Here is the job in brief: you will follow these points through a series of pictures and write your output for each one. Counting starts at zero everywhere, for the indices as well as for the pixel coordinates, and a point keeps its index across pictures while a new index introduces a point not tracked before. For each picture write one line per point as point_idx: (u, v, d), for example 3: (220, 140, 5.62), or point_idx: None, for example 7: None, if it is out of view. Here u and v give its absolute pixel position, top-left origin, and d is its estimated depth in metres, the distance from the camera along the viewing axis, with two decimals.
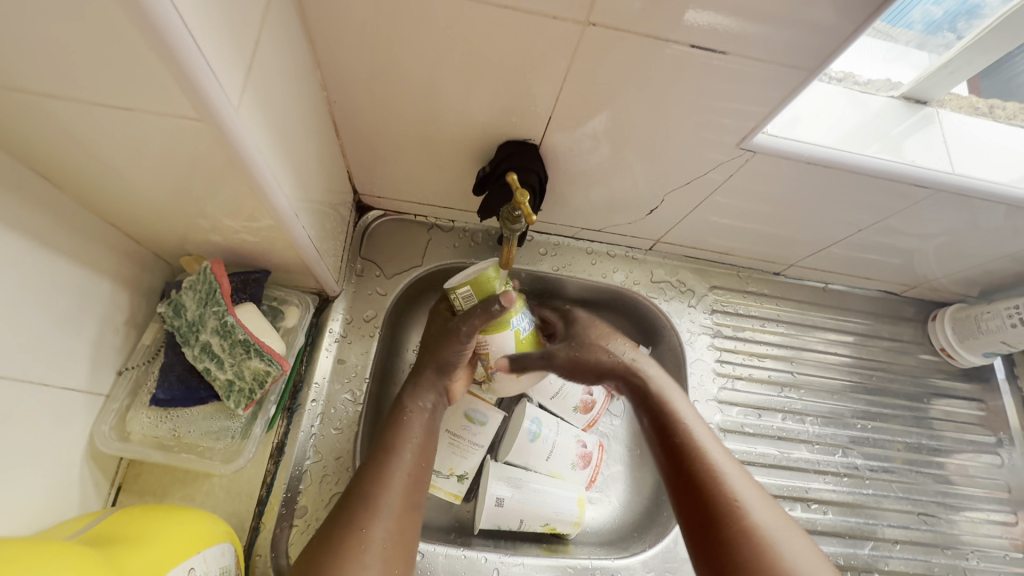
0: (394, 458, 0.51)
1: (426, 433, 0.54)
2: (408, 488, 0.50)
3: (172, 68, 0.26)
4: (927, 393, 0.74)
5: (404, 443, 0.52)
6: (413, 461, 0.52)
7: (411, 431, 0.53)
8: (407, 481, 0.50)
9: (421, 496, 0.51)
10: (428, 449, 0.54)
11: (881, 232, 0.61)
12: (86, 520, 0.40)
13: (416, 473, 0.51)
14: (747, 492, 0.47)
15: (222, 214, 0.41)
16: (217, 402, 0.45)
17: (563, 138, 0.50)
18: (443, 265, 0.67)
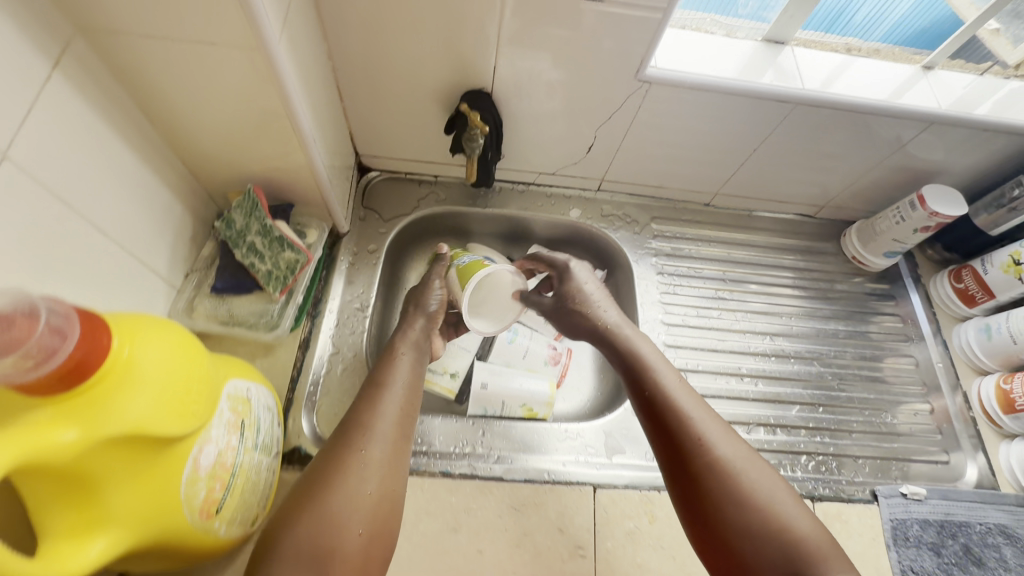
0: (383, 400, 0.56)
1: (410, 377, 0.60)
2: (395, 425, 0.55)
3: (242, 7, 0.42)
4: (844, 294, 0.87)
5: (390, 385, 0.58)
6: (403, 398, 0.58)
7: (401, 377, 0.59)
8: (398, 417, 0.56)
9: (411, 431, 0.56)
10: (413, 393, 0.60)
11: (773, 151, 0.76)
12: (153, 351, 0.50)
13: (400, 417, 0.56)
14: (738, 462, 0.51)
15: (264, 141, 0.57)
16: (259, 291, 0.61)
17: (509, 86, 0.66)
18: (430, 211, 0.82)
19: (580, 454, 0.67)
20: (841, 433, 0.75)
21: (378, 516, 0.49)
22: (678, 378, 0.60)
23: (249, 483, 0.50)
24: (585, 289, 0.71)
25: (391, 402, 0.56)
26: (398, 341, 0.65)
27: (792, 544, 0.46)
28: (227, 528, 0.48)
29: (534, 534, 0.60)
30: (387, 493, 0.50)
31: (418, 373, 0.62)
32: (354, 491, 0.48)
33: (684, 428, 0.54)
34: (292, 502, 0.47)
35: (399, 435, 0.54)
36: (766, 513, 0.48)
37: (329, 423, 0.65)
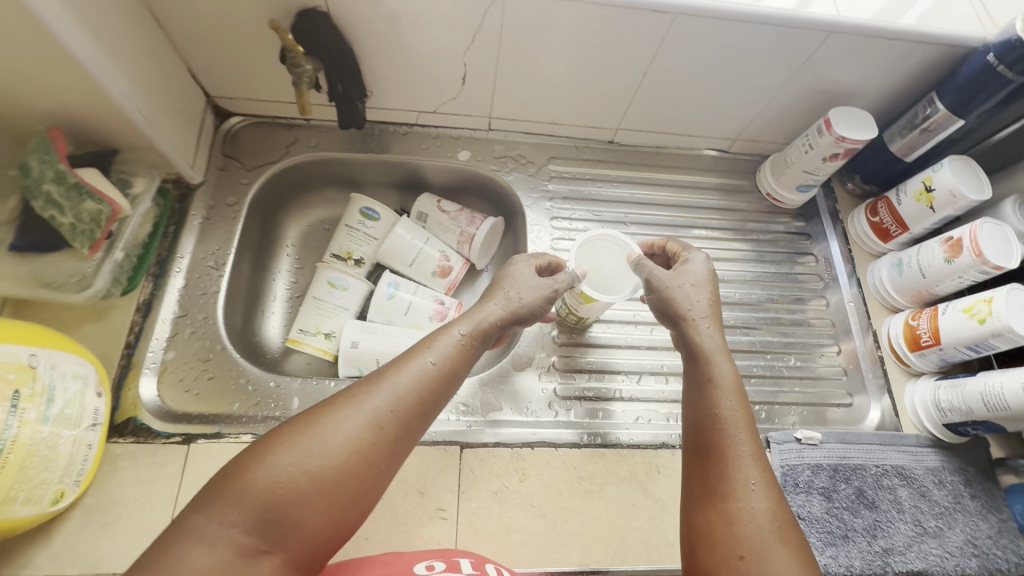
0: (407, 383, 0.44)
1: (457, 361, 0.48)
2: (423, 400, 0.44)
3: None
4: (758, 234, 0.82)
5: (426, 358, 0.46)
6: (423, 399, 0.44)
7: (439, 369, 0.46)
8: (412, 421, 0.43)
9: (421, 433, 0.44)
10: (457, 377, 0.48)
11: (666, 75, 0.69)
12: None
13: (428, 394, 0.44)
14: (761, 523, 0.42)
15: (40, 72, 0.49)
16: (70, 249, 0.55)
17: (349, 3, 0.57)
18: (301, 160, 0.75)
19: (450, 412, 0.62)
20: (742, 380, 0.70)
21: (362, 500, 0.40)
22: (737, 377, 0.50)
23: (35, 459, 0.45)
24: (697, 274, 0.57)
25: (424, 376, 0.45)
26: (460, 321, 0.51)
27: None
28: (5, 508, 0.43)
29: (390, 498, 0.56)
30: (372, 487, 0.40)
31: (471, 360, 0.50)
32: (352, 451, 0.39)
33: (729, 438, 0.46)
34: (288, 427, 0.40)
35: (426, 415, 0.44)
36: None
37: (172, 392, 0.59)
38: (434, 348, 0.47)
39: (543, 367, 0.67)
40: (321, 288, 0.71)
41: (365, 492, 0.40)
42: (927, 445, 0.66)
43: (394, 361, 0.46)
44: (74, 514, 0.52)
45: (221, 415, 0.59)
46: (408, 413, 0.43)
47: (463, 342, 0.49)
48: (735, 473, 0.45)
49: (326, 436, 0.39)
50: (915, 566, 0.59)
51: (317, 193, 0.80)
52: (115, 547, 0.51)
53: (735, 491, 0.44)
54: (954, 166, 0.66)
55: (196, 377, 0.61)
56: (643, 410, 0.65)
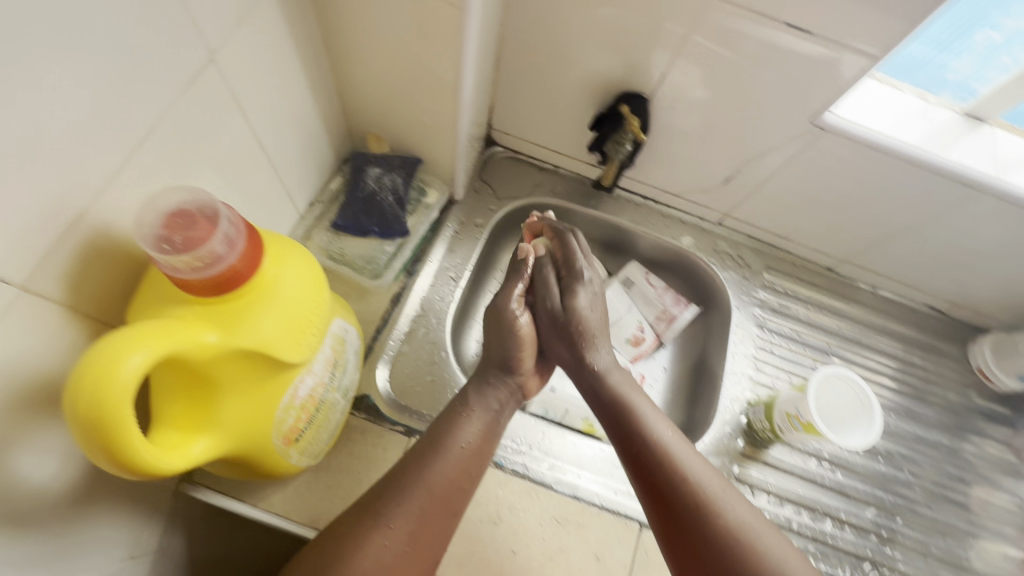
0: (437, 459, 0.55)
1: (478, 435, 0.58)
2: (447, 485, 0.54)
3: None
4: (955, 405, 0.79)
5: (449, 447, 0.56)
6: (455, 468, 0.55)
7: (458, 441, 0.56)
8: (442, 485, 0.53)
9: (459, 491, 0.55)
10: (478, 449, 0.58)
11: (927, 233, 0.69)
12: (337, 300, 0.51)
13: (460, 476, 0.55)
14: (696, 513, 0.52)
15: (421, 96, 0.57)
16: (373, 238, 0.62)
17: (668, 96, 0.63)
18: (541, 201, 0.81)
19: None
20: (916, 553, 0.68)
21: (417, 558, 0.50)
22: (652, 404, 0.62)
23: (325, 420, 0.51)
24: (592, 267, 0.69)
25: (448, 461, 0.55)
26: (472, 396, 0.61)
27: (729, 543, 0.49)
28: (298, 458, 0.49)
29: (568, 552, 0.59)
30: (426, 542, 0.51)
31: (492, 432, 0.60)
32: (399, 533, 0.50)
33: (638, 443, 0.57)
34: (347, 524, 0.50)
35: (463, 473, 0.55)
36: (728, 529, 0.50)
37: (399, 380, 0.66)
38: (461, 430, 0.57)
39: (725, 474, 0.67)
40: None
41: (429, 537, 0.51)
42: None
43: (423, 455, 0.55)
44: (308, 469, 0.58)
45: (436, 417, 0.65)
46: (440, 491, 0.53)
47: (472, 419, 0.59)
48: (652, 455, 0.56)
49: (367, 536, 0.49)
50: None
51: None
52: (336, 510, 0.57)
53: (657, 466, 0.55)
54: None
55: (420, 375, 0.67)
56: (813, 550, 0.65)
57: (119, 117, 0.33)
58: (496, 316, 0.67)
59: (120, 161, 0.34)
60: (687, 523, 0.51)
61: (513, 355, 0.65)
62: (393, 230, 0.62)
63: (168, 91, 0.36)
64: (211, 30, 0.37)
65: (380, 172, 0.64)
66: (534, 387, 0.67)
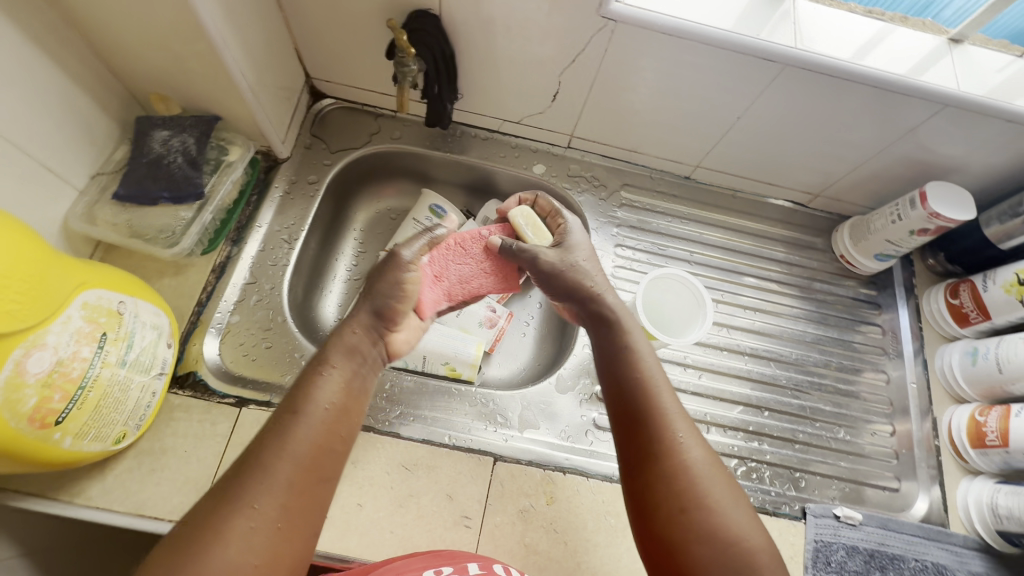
0: (296, 425, 0.47)
1: (340, 393, 0.51)
2: (313, 450, 0.47)
3: None
4: (822, 295, 0.79)
5: (311, 408, 0.49)
6: (320, 429, 0.48)
7: (319, 399, 0.50)
8: (308, 450, 0.47)
9: (333, 448, 0.48)
10: (345, 408, 0.51)
11: (761, 121, 0.67)
12: (96, 274, 0.47)
13: (327, 440, 0.48)
14: (677, 467, 0.44)
15: (174, 40, 0.52)
16: (166, 205, 0.57)
17: (459, 11, 0.59)
18: (383, 149, 0.77)
19: (489, 423, 0.63)
20: (785, 443, 0.68)
21: (296, 531, 0.44)
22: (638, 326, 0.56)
23: (108, 400, 0.47)
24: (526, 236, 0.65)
25: (311, 424, 0.48)
26: (330, 352, 0.54)
27: (679, 477, 0.44)
28: (77, 442, 0.46)
29: (418, 496, 0.57)
30: (299, 516, 0.44)
31: (357, 387, 0.53)
32: (268, 511, 0.43)
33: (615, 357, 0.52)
34: (198, 518, 0.41)
35: (334, 436, 0.49)
36: (685, 465, 0.44)
37: (232, 353, 0.62)
38: (321, 390, 0.50)
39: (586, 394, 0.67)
40: None
41: (309, 505, 0.45)
42: (974, 550, 0.62)
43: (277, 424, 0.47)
44: (127, 456, 0.54)
45: (273, 384, 0.61)
46: (309, 456, 0.46)
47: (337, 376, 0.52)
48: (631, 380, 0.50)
49: (229, 522, 0.41)
50: None
51: (391, 182, 0.82)
52: (162, 493, 0.54)
53: (643, 429, 0.47)
54: None
55: (255, 344, 0.63)
56: None
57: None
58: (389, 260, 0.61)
59: None
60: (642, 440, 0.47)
61: (388, 306, 0.60)
62: (185, 194, 0.57)
63: None
64: None
65: (168, 135, 0.59)
66: (400, 345, 0.61)
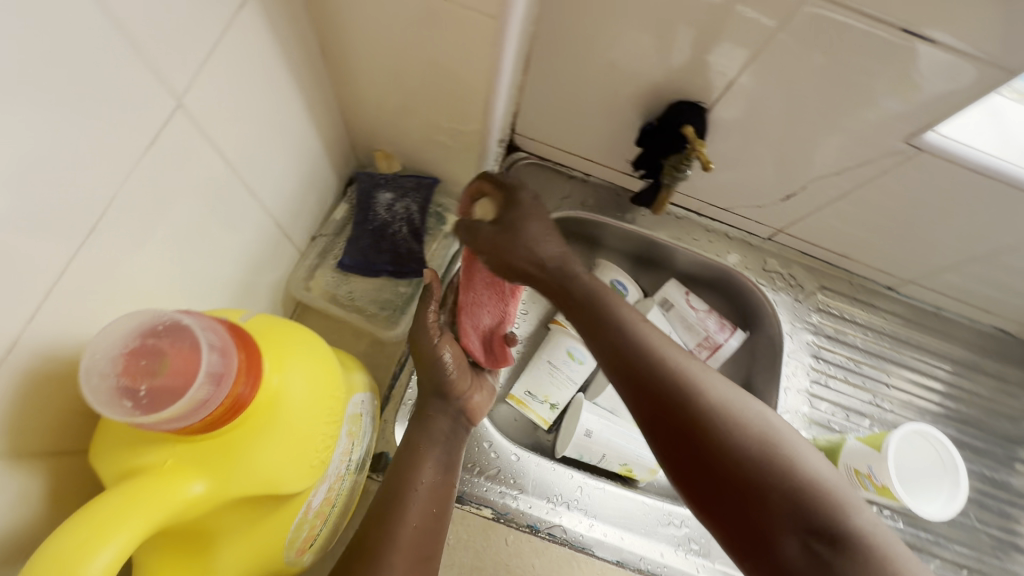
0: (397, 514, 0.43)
1: (431, 482, 0.46)
2: (416, 539, 0.43)
3: None
4: (1016, 435, 0.73)
5: (409, 494, 0.44)
6: (420, 511, 0.44)
7: (415, 486, 0.45)
8: (413, 535, 0.43)
9: (437, 533, 0.45)
10: (443, 496, 0.46)
11: (1018, 260, 0.60)
12: (352, 375, 0.44)
13: (423, 521, 0.44)
14: (737, 443, 0.41)
15: (442, 113, 0.47)
16: (385, 278, 0.54)
17: (732, 107, 0.53)
18: (572, 215, 0.72)
19: (681, 547, 0.59)
20: None
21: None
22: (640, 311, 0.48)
23: (343, 509, 0.44)
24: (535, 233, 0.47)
25: (417, 510, 0.44)
26: (413, 435, 0.48)
27: (742, 459, 0.40)
28: (313, 558, 0.42)
29: None
30: None
31: (447, 468, 0.48)
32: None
33: (661, 370, 0.43)
34: None
35: (432, 514, 0.45)
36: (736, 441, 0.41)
37: None
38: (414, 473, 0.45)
39: None
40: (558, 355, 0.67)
41: None
42: None
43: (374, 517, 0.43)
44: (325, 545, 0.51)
45: (463, 474, 0.58)
46: (413, 541, 0.42)
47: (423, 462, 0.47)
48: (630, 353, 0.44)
49: None
50: None
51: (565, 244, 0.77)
52: None
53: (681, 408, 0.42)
54: None
55: None
56: None
57: (36, 203, 0.24)
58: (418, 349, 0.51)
59: (66, 253, 0.26)
60: (732, 475, 0.40)
61: (441, 382, 0.50)
62: (408, 269, 0.54)
63: (120, 157, 0.28)
64: (167, 65, 0.28)
65: (392, 197, 0.55)
66: (482, 406, 0.52)
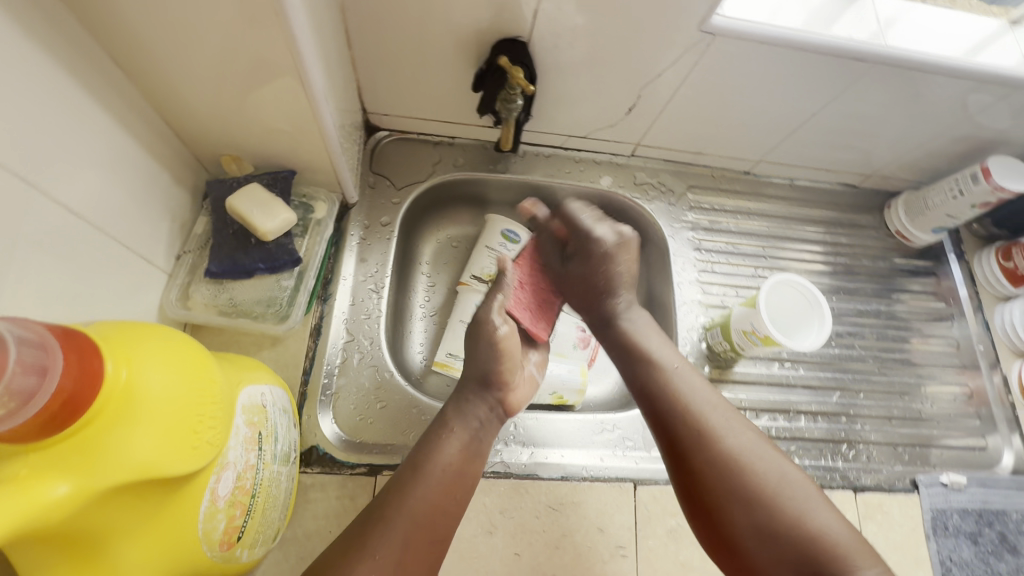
0: (416, 485, 0.49)
1: (457, 457, 0.52)
2: (432, 519, 0.48)
3: None
4: (882, 270, 0.82)
5: (431, 469, 0.50)
6: (438, 491, 0.49)
7: (439, 461, 0.51)
8: (425, 511, 0.48)
9: (450, 513, 0.50)
10: (464, 475, 0.52)
11: (832, 117, 0.68)
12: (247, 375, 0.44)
13: (441, 502, 0.49)
14: (735, 463, 0.50)
15: (268, 102, 0.48)
16: (262, 275, 0.54)
17: (547, 36, 0.56)
18: (447, 179, 0.74)
19: (617, 448, 0.63)
20: (881, 419, 0.72)
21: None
22: (681, 362, 0.58)
23: (270, 499, 0.44)
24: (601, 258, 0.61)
25: (430, 485, 0.49)
26: (450, 415, 0.55)
27: (721, 478, 0.49)
28: (250, 551, 0.43)
29: (573, 535, 0.56)
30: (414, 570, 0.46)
31: (473, 451, 0.54)
32: (387, 563, 0.44)
33: (669, 406, 0.54)
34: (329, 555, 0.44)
35: (452, 495, 0.50)
36: (727, 459, 0.50)
37: (347, 420, 0.59)
38: (439, 451, 0.51)
39: None
40: (468, 312, 0.72)
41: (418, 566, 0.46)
42: None
43: (398, 484, 0.49)
44: (274, 548, 0.51)
45: (399, 445, 0.58)
46: (427, 517, 0.48)
47: (449, 440, 0.53)
48: (667, 401, 0.54)
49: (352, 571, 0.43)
50: None
51: (452, 211, 0.80)
52: None
53: (685, 439, 0.52)
54: None
55: (368, 406, 0.60)
56: (796, 449, 0.67)
57: None
58: (475, 325, 0.60)
59: None
60: (715, 494, 0.49)
61: (489, 367, 0.57)
62: (282, 262, 0.54)
63: None
64: None
65: None
66: (517, 400, 0.59)
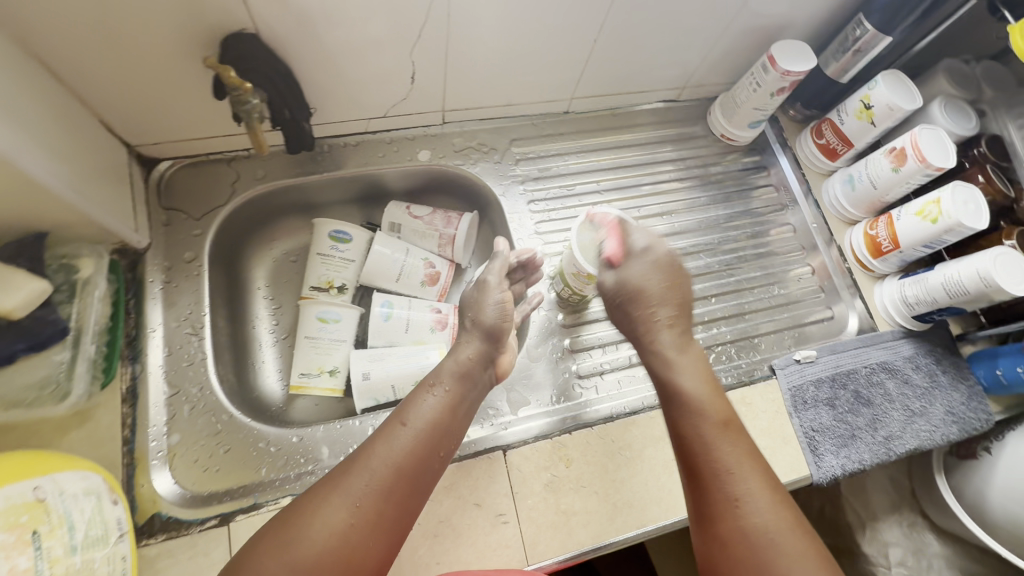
0: (402, 435, 0.49)
1: (441, 411, 0.52)
2: (414, 478, 0.48)
3: None
4: (717, 175, 0.85)
5: (416, 421, 0.51)
6: (423, 447, 0.49)
7: (429, 417, 0.51)
8: (409, 467, 0.48)
9: (434, 471, 0.50)
10: (446, 432, 0.52)
11: (616, 39, 0.68)
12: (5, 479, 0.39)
13: (427, 453, 0.49)
14: (756, 532, 0.44)
15: None
16: (27, 357, 0.51)
17: (274, 21, 0.52)
18: (252, 194, 0.69)
19: (483, 420, 0.63)
20: (737, 318, 0.76)
21: (379, 547, 0.44)
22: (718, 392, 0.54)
23: None
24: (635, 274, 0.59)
25: (416, 436, 0.49)
26: (462, 360, 0.57)
27: (747, 549, 0.44)
28: None
29: (450, 518, 0.56)
30: (387, 530, 0.45)
31: (460, 410, 0.54)
32: (363, 512, 0.44)
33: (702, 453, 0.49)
34: (311, 493, 0.45)
35: (429, 453, 0.50)
36: (748, 525, 0.44)
37: (191, 478, 0.55)
38: (422, 404, 0.52)
39: (558, 351, 0.69)
40: (311, 326, 0.67)
41: (398, 517, 0.46)
42: (900, 337, 0.73)
43: (377, 434, 0.49)
44: None
45: (250, 484, 0.55)
46: (411, 469, 0.48)
47: (438, 399, 0.53)
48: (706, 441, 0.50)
49: (328, 512, 0.43)
50: (911, 445, 0.67)
51: (278, 226, 0.75)
52: None
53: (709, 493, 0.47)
54: (887, 82, 0.70)
55: (210, 454, 0.57)
56: None
57: None
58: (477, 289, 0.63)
59: None
60: (735, 564, 0.44)
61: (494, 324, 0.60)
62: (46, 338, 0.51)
63: None
64: None
65: None
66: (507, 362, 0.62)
